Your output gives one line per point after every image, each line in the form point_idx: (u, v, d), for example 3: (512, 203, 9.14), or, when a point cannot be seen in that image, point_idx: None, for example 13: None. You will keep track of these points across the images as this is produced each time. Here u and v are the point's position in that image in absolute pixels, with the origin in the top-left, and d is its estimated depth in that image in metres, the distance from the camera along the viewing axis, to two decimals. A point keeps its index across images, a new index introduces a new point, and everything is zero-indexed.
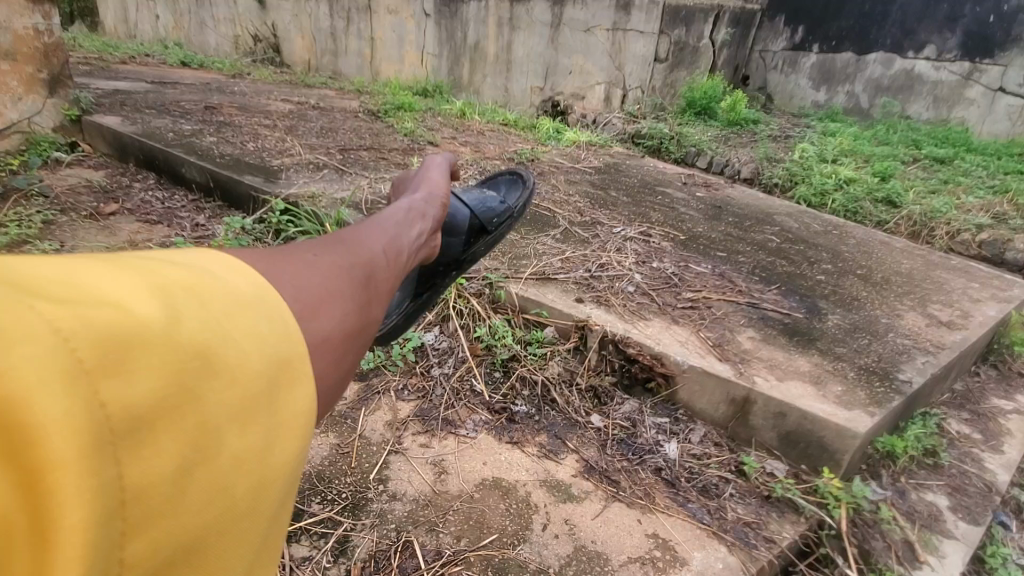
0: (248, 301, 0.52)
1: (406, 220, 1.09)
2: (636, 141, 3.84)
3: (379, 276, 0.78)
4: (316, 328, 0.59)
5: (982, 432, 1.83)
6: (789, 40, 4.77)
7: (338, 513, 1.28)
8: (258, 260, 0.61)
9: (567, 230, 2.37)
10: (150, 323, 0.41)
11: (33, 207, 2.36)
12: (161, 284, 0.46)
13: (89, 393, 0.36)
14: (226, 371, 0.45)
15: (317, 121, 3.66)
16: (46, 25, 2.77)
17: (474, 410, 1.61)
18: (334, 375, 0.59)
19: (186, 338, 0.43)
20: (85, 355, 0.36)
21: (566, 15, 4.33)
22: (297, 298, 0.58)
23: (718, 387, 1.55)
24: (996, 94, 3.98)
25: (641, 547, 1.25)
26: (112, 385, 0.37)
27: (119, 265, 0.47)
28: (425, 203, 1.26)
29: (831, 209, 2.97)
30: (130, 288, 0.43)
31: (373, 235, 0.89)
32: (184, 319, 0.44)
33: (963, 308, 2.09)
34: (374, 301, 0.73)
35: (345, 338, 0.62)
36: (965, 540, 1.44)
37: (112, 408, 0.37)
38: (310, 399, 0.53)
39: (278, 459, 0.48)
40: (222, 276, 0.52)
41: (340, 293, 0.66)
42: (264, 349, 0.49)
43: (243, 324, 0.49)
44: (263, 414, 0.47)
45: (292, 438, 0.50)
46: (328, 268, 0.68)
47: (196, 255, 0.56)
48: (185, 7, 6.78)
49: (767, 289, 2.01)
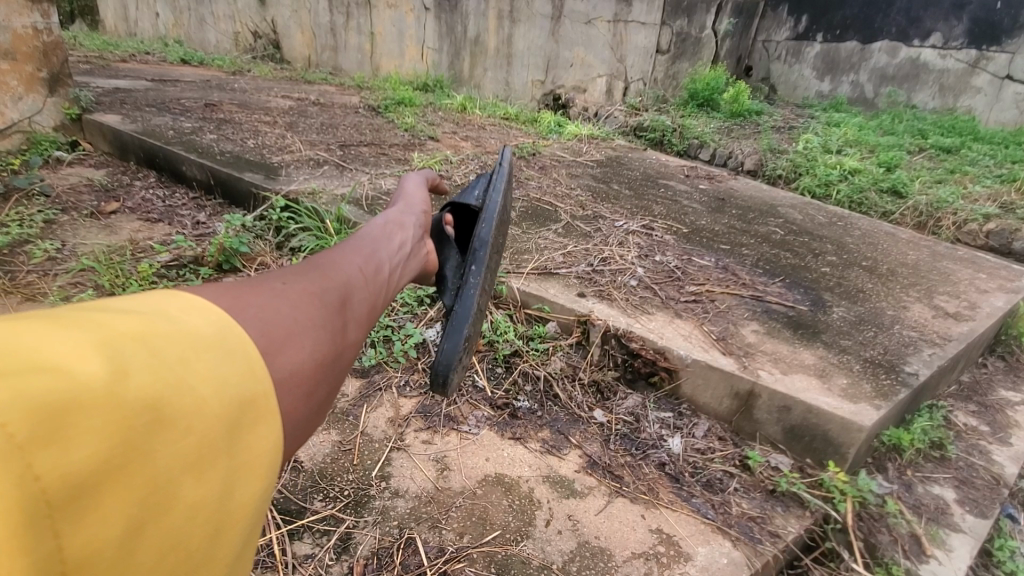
0: (207, 341, 0.49)
1: (386, 235, 1.04)
2: (638, 135, 3.81)
3: (356, 300, 0.75)
4: (284, 363, 0.56)
5: (989, 424, 1.82)
6: (792, 30, 4.72)
7: (341, 511, 1.28)
8: (222, 293, 0.58)
9: (569, 224, 2.36)
10: (90, 383, 0.39)
11: (35, 206, 2.36)
12: (107, 333, 0.44)
13: (21, 466, 0.35)
14: (178, 422, 0.44)
15: (318, 117, 3.66)
16: (46, 23, 2.77)
17: (476, 406, 1.61)
18: (307, 408, 0.58)
19: (133, 393, 0.41)
20: (17, 429, 0.35)
21: (566, 7, 4.29)
22: (262, 332, 0.56)
23: (722, 381, 1.54)
24: (1003, 82, 3.93)
25: (645, 543, 1.25)
26: (46, 456, 0.36)
27: (62, 317, 0.44)
28: (406, 213, 1.21)
29: (835, 201, 2.95)
30: (74, 343, 0.41)
31: (350, 254, 0.86)
32: (131, 371, 0.42)
33: (971, 299, 2.07)
34: (350, 325, 0.71)
35: (317, 369, 0.61)
36: (973, 533, 1.42)
37: (48, 479, 0.36)
38: (272, 437, 0.52)
39: (235, 504, 0.47)
40: (178, 316, 0.50)
41: (313, 321, 0.64)
42: (224, 392, 0.48)
43: (198, 366, 0.47)
44: (220, 461, 0.46)
45: (252, 480, 0.49)
46: (299, 296, 0.65)
47: (150, 294, 0.53)
48: (184, 5, 6.77)
49: (771, 283, 1.99)
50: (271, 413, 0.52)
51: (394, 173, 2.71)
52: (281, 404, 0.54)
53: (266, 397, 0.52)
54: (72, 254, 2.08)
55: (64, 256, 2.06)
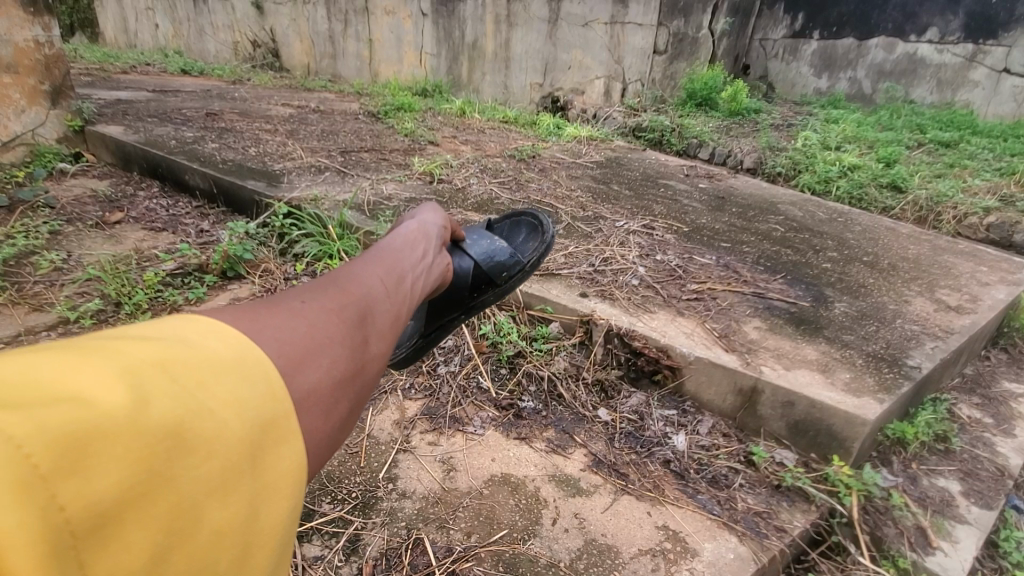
0: (226, 365, 0.52)
1: (409, 244, 1.05)
2: (637, 135, 3.83)
3: (379, 313, 0.76)
4: (302, 383, 0.59)
5: (993, 416, 1.82)
6: (789, 28, 4.73)
7: (349, 513, 1.29)
8: (242, 315, 0.60)
9: (570, 225, 2.38)
10: (113, 413, 0.42)
11: (39, 217, 2.38)
12: (130, 363, 0.46)
13: (46, 498, 0.37)
14: (200, 446, 0.47)
15: (319, 124, 3.68)
16: (46, 37, 2.79)
17: (481, 407, 1.62)
18: (330, 426, 0.60)
19: (155, 420, 0.44)
20: (41, 459, 0.37)
21: (563, 10, 4.32)
22: (280, 353, 0.58)
23: (725, 378, 1.55)
24: (1001, 75, 3.94)
25: (652, 539, 1.25)
26: (70, 487, 0.38)
27: (87, 347, 0.47)
28: (425, 222, 1.21)
29: (835, 197, 2.96)
30: (99, 372, 0.44)
31: (372, 265, 0.87)
32: (152, 401, 0.45)
33: (973, 292, 2.07)
34: (372, 339, 0.72)
35: (336, 387, 0.62)
36: (979, 524, 1.42)
37: (71, 509, 0.38)
38: (295, 457, 0.55)
39: (260, 523, 0.51)
40: (201, 341, 0.53)
41: (332, 338, 0.65)
42: (243, 416, 0.51)
43: (218, 393, 0.50)
44: (244, 483, 0.49)
45: (276, 501, 0.52)
46: (317, 314, 0.67)
47: (174, 321, 0.56)
48: (184, 16, 6.83)
49: (772, 279, 2.00)
50: (292, 433, 0.55)
51: (394, 178, 2.73)
52: (302, 424, 0.57)
53: (285, 419, 0.55)
54: (77, 264, 2.10)
55: (70, 267, 2.08)
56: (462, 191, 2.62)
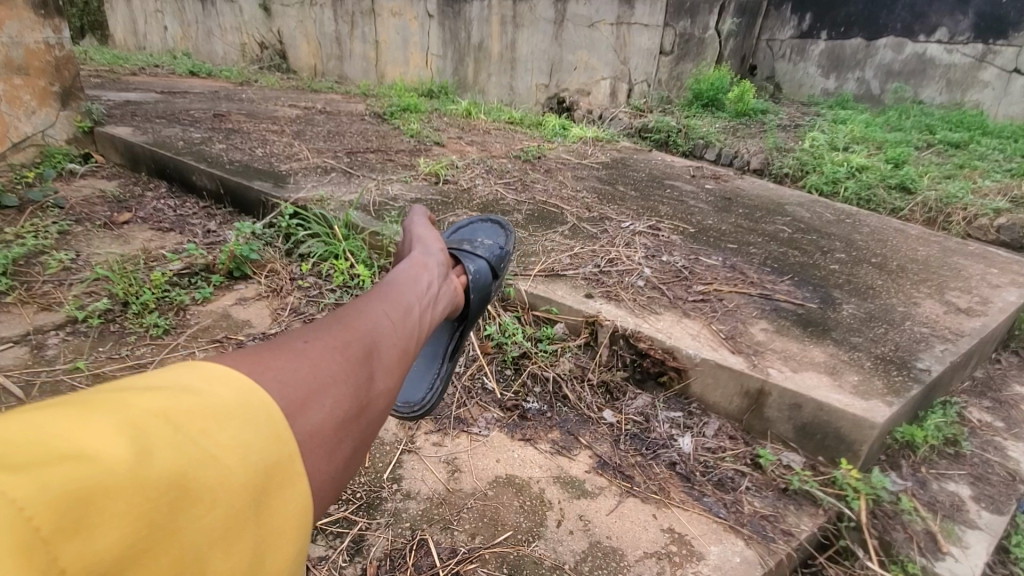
0: (229, 410, 0.58)
1: (414, 275, 1.12)
2: (643, 136, 3.81)
3: (381, 350, 0.83)
4: (306, 423, 0.65)
5: (1005, 420, 1.79)
6: (796, 28, 4.72)
7: (353, 513, 1.29)
8: (247, 359, 0.67)
9: (576, 225, 2.37)
10: (115, 467, 0.47)
11: (49, 218, 2.40)
12: (132, 418, 0.52)
13: (47, 561, 0.41)
14: (203, 496, 0.52)
15: (325, 125, 3.70)
16: (57, 38, 2.82)
17: (486, 408, 1.62)
18: (333, 465, 0.67)
19: (158, 472, 0.49)
20: (41, 521, 0.42)
21: (569, 11, 4.31)
22: (283, 395, 0.64)
23: (731, 379, 1.54)
24: (1011, 76, 3.89)
25: (657, 542, 1.24)
26: (74, 546, 0.43)
27: (91, 403, 0.52)
28: (426, 252, 1.27)
29: (843, 198, 2.94)
30: (103, 431, 0.49)
31: (375, 301, 0.94)
32: (154, 454, 0.50)
33: (983, 294, 2.05)
34: (376, 375, 0.80)
35: (339, 426, 0.69)
36: (989, 530, 1.40)
37: (72, 569, 0.43)
38: (300, 498, 0.61)
39: (265, 568, 0.57)
40: (205, 388, 0.59)
41: (335, 376, 0.72)
42: (247, 461, 0.56)
43: (223, 439, 0.56)
44: (247, 532, 0.55)
45: (279, 548, 0.58)
46: (321, 353, 0.74)
47: (182, 368, 0.62)
48: (192, 18, 6.91)
49: (779, 281, 1.99)
50: (296, 476, 0.61)
51: (400, 178, 2.74)
52: (307, 465, 0.63)
53: (290, 460, 0.61)
54: (86, 264, 2.10)
55: (78, 266, 2.09)
56: (467, 191, 2.62)
